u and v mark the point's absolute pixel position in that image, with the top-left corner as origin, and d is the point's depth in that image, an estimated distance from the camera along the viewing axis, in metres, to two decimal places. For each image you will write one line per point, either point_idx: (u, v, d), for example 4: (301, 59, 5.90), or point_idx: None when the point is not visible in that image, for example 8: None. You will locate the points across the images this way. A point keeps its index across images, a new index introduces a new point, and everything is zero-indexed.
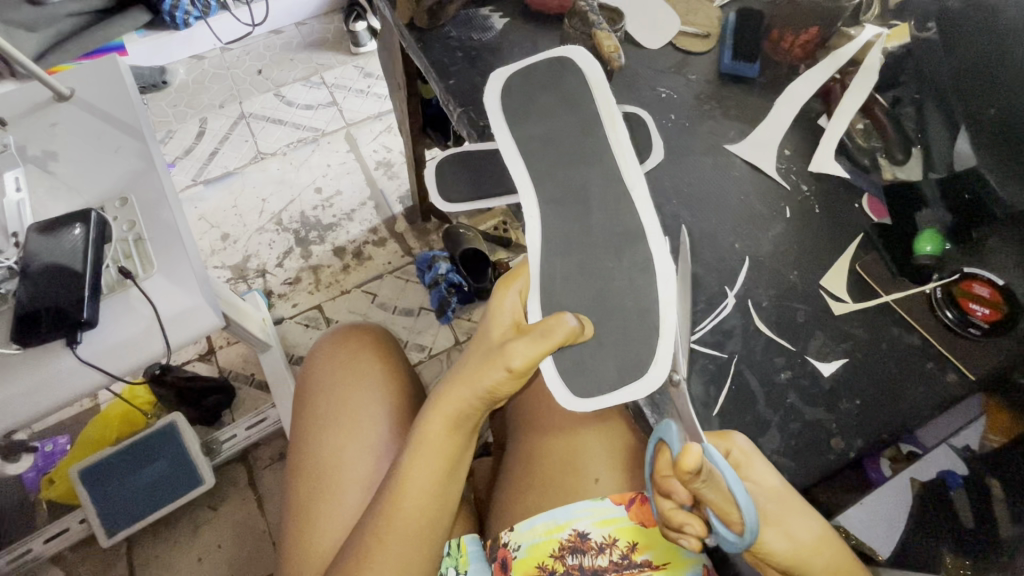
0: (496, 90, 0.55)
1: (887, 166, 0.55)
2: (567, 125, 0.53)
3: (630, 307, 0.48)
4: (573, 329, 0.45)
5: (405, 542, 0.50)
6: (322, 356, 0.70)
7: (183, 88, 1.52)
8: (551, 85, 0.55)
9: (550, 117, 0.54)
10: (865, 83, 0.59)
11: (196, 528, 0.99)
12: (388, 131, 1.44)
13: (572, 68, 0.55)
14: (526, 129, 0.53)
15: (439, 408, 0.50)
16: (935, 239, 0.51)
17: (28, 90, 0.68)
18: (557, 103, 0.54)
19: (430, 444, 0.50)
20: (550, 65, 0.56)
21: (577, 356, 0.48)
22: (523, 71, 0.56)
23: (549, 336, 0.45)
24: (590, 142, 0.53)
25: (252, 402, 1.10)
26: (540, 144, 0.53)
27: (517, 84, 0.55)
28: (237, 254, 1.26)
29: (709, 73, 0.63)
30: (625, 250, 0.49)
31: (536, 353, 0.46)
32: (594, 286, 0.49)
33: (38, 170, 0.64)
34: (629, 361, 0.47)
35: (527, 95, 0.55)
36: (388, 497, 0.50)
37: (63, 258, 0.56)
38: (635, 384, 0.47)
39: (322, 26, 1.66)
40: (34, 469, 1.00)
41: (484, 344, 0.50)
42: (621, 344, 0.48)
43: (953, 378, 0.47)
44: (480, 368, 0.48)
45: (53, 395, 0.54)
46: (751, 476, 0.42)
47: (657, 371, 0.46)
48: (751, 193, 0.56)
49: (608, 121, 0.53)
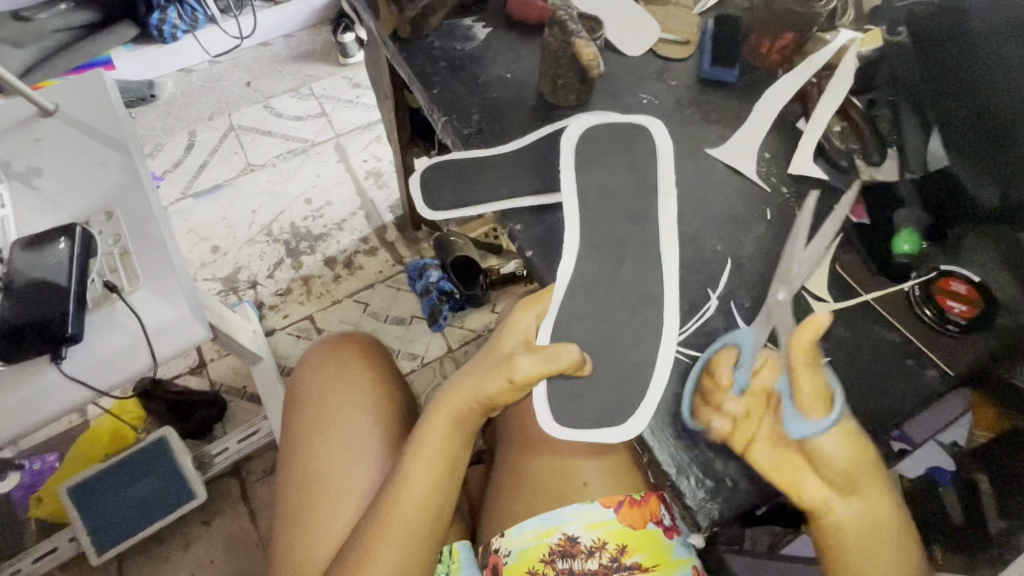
0: (574, 133, 0.57)
1: (865, 167, 0.55)
2: (624, 187, 0.55)
3: (629, 361, 0.48)
4: (574, 361, 0.45)
5: (401, 545, 0.50)
6: (313, 364, 0.70)
7: (171, 101, 1.52)
8: (622, 149, 0.57)
9: (614, 175, 0.55)
10: (843, 84, 0.59)
11: (188, 543, 0.98)
12: (377, 141, 1.45)
13: (647, 139, 0.57)
14: (589, 177, 0.55)
15: (443, 409, 0.52)
16: (912, 238, 0.52)
17: (13, 107, 0.68)
18: (619, 153, 0.56)
19: (431, 445, 0.51)
20: (628, 131, 0.57)
21: (570, 390, 0.48)
22: (604, 127, 0.58)
23: (553, 361, 0.46)
24: (637, 187, 0.55)
25: (244, 415, 1.09)
26: (602, 195, 0.54)
27: (595, 133, 0.57)
28: (226, 266, 1.25)
29: (690, 79, 0.64)
30: (639, 309, 0.50)
31: (539, 371, 0.46)
32: (600, 330, 0.49)
33: (22, 186, 0.64)
34: (614, 406, 0.47)
35: (599, 149, 0.56)
36: (388, 496, 0.51)
37: (48, 273, 0.56)
38: (615, 426, 0.46)
39: (310, 37, 1.67)
40: (22, 487, 0.99)
41: (494, 353, 0.51)
42: (614, 385, 0.47)
43: (934, 375, 0.47)
44: (487, 376, 0.50)
45: (37, 411, 0.53)
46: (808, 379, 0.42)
47: (641, 421, 0.46)
48: (732, 196, 0.57)
49: (663, 193, 0.55)
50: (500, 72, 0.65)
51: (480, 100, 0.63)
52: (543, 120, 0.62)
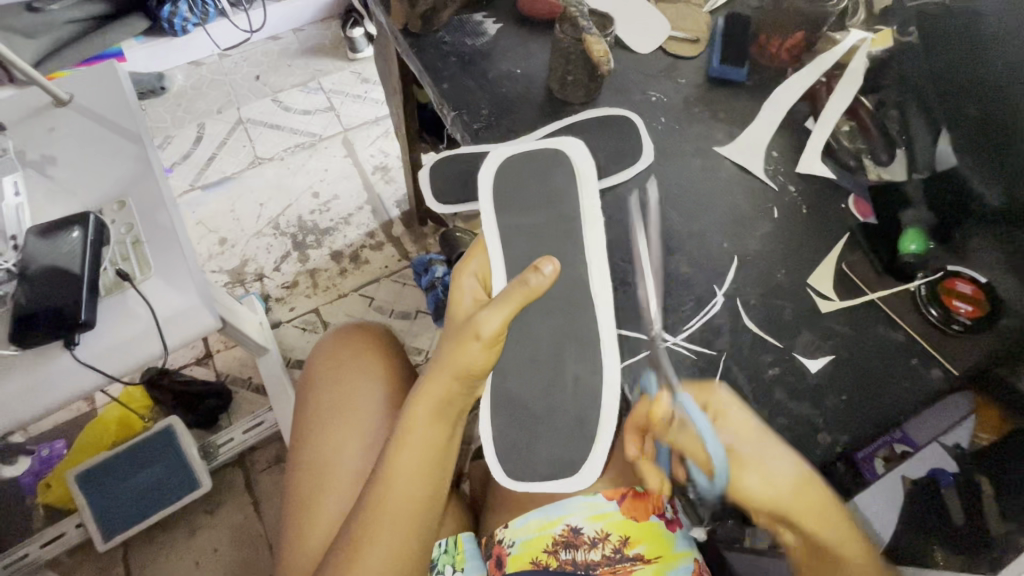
0: (492, 169, 0.55)
1: (872, 167, 0.57)
2: (547, 222, 0.53)
3: (571, 413, 0.49)
4: (532, 286, 0.47)
5: (391, 535, 0.49)
6: (325, 354, 0.71)
7: (181, 94, 1.52)
8: (544, 176, 0.54)
9: (530, 211, 0.54)
10: (850, 87, 0.60)
11: (193, 531, 0.99)
12: (385, 136, 1.45)
13: (566, 163, 0.55)
14: (510, 219, 0.53)
15: (425, 399, 0.51)
16: (918, 238, 0.52)
17: (29, 97, 0.69)
18: (539, 185, 0.54)
19: (415, 431, 0.50)
20: (547, 157, 0.55)
21: (522, 440, 0.49)
22: (524, 156, 0.55)
23: (508, 296, 0.47)
24: (558, 227, 0.53)
25: (248, 406, 1.10)
26: (524, 237, 0.53)
27: (511, 165, 0.55)
28: (234, 259, 1.26)
29: (699, 77, 0.64)
30: (578, 350, 0.49)
31: (502, 314, 0.47)
32: (544, 380, 0.49)
33: (37, 174, 0.65)
34: (563, 459, 0.49)
35: (516, 182, 0.54)
36: (377, 487, 0.50)
37: (61, 260, 0.57)
38: (567, 479, 0.49)
39: (319, 32, 1.67)
40: (30, 473, 1.01)
41: (454, 328, 0.52)
42: (561, 438, 0.49)
43: (937, 374, 0.48)
44: (453, 348, 0.50)
45: (48, 396, 0.54)
46: (727, 424, 0.46)
47: (589, 471, 0.48)
48: (739, 194, 0.57)
49: (588, 221, 0.53)
50: (510, 68, 0.65)
51: (489, 95, 0.64)
52: (552, 116, 0.62)
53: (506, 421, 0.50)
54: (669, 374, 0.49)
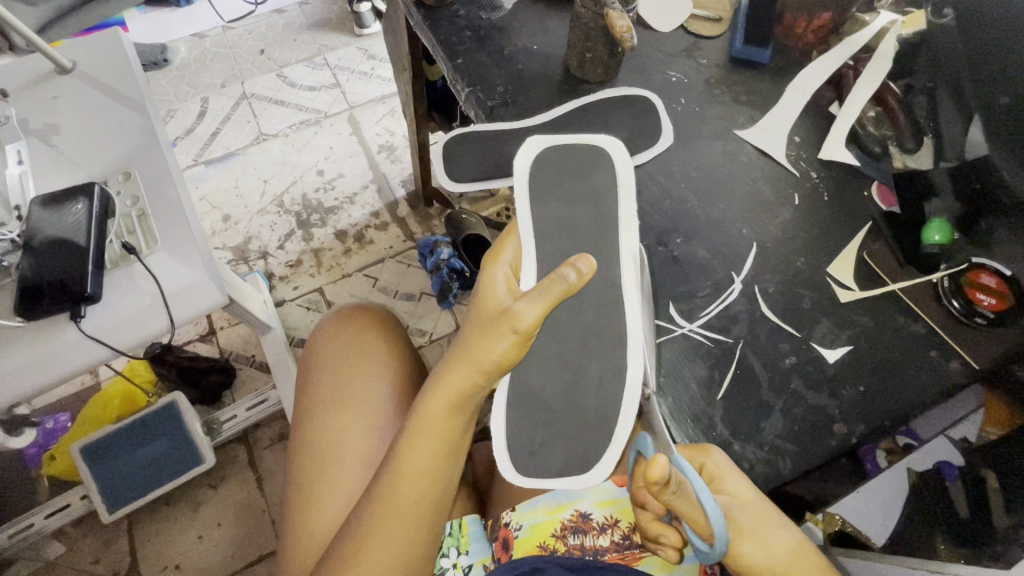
0: (527, 158, 0.50)
1: (897, 154, 0.55)
2: (584, 221, 0.49)
3: (592, 410, 0.46)
4: (574, 280, 0.42)
5: (400, 526, 0.48)
6: (326, 336, 0.70)
7: (184, 66, 1.49)
8: (582, 175, 0.50)
9: (571, 204, 0.49)
10: (879, 70, 0.58)
11: (196, 506, 1.00)
12: (391, 114, 1.43)
13: (606, 164, 0.50)
14: (548, 212, 0.49)
15: (441, 395, 0.46)
16: (944, 229, 0.50)
17: (31, 63, 0.68)
18: (577, 177, 0.50)
19: (429, 426, 0.47)
20: (584, 153, 0.51)
21: (534, 438, 0.46)
22: (561, 150, 0.50)
23: (550, 290, 0.42)
24: (597, 226, 0.48)
25: (252, 383, 1.10)
26: (560, 230, 0.48)
27: (550, 158, 0.50)
28: (238, 235, 1.25)
29: (721, 58, 0.63)
30: (607, 356, 0.46)
31: (541, 309, 0.42)
32: (565, 381, 0.46)
33: (41, 144, 0.63)
34: (577, 456, 0.46)
35: (553, 176, 0.50)
36: (384, 478, 0.48)
37: (66, 231, 0.56)
38: (578, 476, 0.46)
39: (325, 6, 1.63)
40: (35, 445, 1.01)
41: (482, 316, 0.46)
42: (579, 434, 0.46)
43: (957, 367, 0.47)
44: (480, 340, 0.44)
45: (54, 368, 0.54)
46: (724, 488, 0.42)
47: (601, 473, 0.46)
48: (760, 179, 0.56)
49: (627, 228, 0.48)
50: (527, 43, 0.64)
51: (505, 71, 0.62)
52: (570, 95, 0.61)
53: (525, 418, 0.47)
54: (685, 362, 0.48)
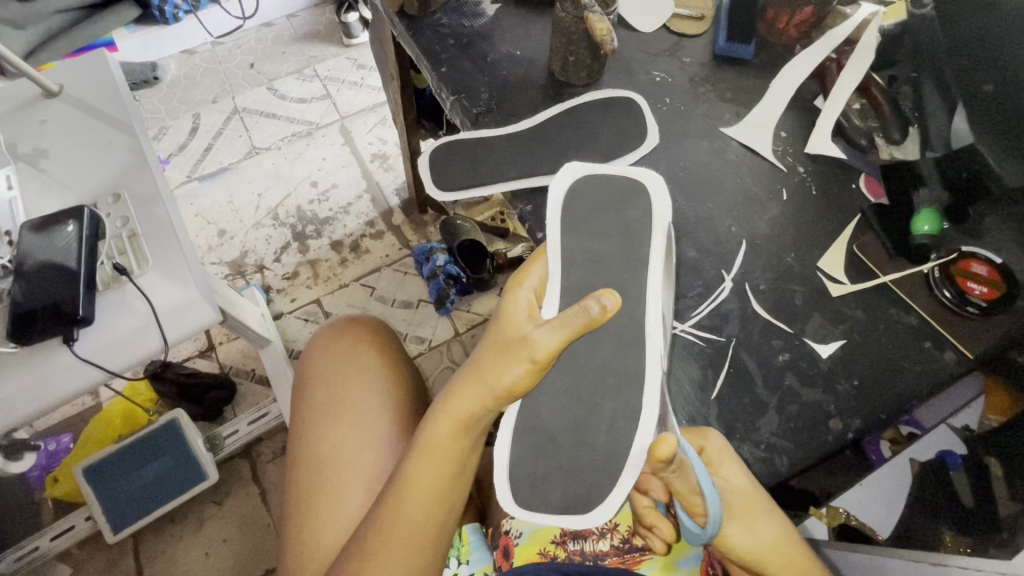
0: (563, 181, 0.50)
1: (884, 146, 0.55)
2: (608, 249, 0.48)
3: (595, 431, 0.44)
4: (596, 314, 0.41)
5: (405, 546, 0.48)
6: (323, 350, 0.70)
7: (175, 84, 1.49)
8: (615, 210, 0.49)
9: (596, 232, 0.49)
10: (861, 63, 0.58)
11: (201, 522, 1.00)
12: (382, 122, 1.43)
13: (642, 200, 0.49)
14: (555, 233, 0.49)
15: (448, 416, 0.45)
16: (932, 218, 0.51)
17: (18, 88, 0.68)
18: (590, 197, 0.50)
19: (435, 446, 0.46)
20: (622, 186, 0.50)
21: (537, 469, 0.45)
22: (598, 180, 0.50)
23: (570, 321, 0.42)
24: (610, 243, 0.48)
25: (252, 397, 1.10)
26: (562, 248, 0.48)
27: (586, 187, 0.50)
28: (234, 250, 1.25)
29: (704, 56, 0.63)
30: (606, 367, 0.45)
31: (560, 339, 0.41)
32: (568, 398, 0.45)
33: (29, 168, 0.63)
34: (578, 494, 0.44)
35: (587, 210, 0.49)
36: (389, 499, 0.48)
37: (56, 255, 0.56)
38: (580, 515, 0.44)
39: (313, 17, 1.64)
40: (37, 468, 1.01)
41: (497, 339, 0.45)
42: (580, 471, 0.44)
43: (950, 357, 0.47)
44: (494, 364, 0.43)
45: (49, 393, 0.54)
46: (721, 471, 0.41)
47: (602, 514, 0.44)
48: (747, 176, 0.56)
49: (634, 244, 0.48)
50: (510, 49, 0.64)
51: (489, 78, 0.62)
52: (554, 99, 0.61)
53: (527, 449, 0.45)
54: (678, 363, 0.48)
